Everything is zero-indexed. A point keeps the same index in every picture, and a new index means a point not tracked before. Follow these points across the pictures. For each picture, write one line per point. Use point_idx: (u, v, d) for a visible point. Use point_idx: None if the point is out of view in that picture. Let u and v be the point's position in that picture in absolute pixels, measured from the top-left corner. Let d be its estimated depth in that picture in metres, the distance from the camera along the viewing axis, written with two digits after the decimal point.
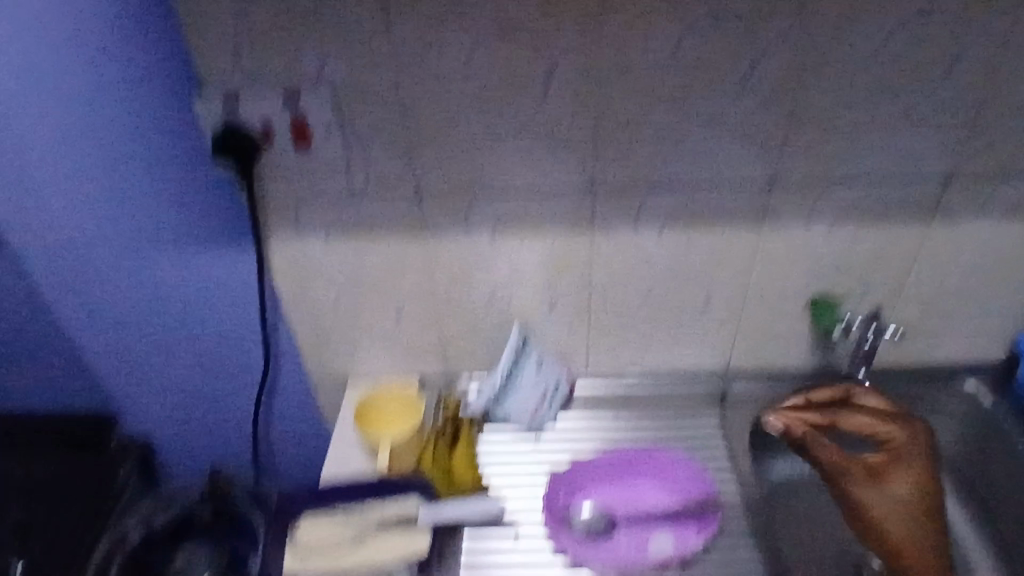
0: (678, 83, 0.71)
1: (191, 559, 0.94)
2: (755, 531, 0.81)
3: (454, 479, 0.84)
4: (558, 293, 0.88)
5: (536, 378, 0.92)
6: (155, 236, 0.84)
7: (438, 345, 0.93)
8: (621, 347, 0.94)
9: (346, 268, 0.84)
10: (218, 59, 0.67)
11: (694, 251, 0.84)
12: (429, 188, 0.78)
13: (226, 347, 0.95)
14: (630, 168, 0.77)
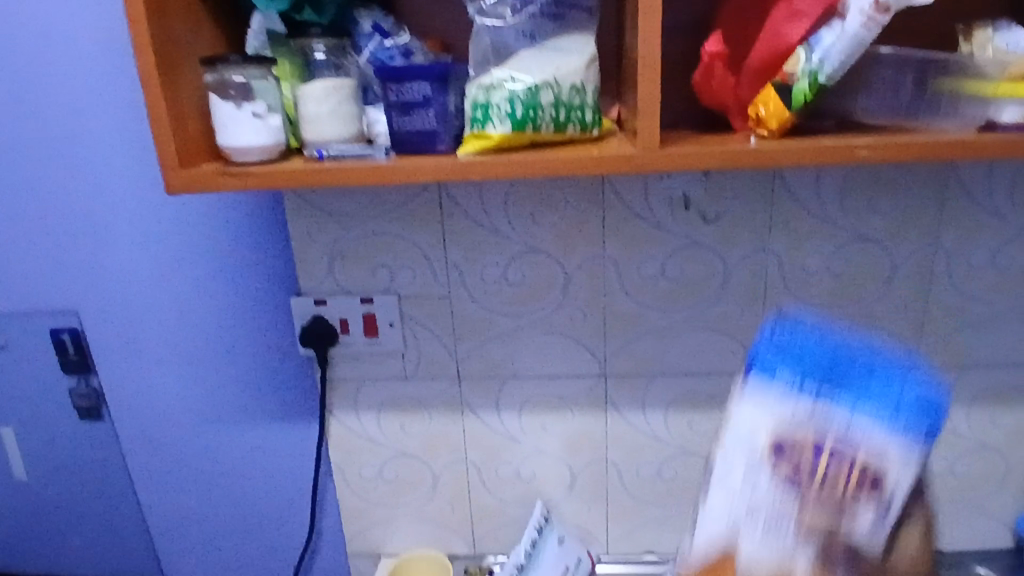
0: (669, 292, 0.90)
1: None
2: None
3: None
4: (576, 470, 0.99)
5: (558, 554, 0.96)
6: (238, 411, 1.00)
7: (467, 521, 1.02)
8: (636, 527, 1.02)
9: (393, 444, 0.98)
10: (314, 270, 0.89)
11: (694, 431, 0.97)
12: (468, 373, 0.94)
13: (273, 511, 1.05)
14: (635, 359, 0.93)
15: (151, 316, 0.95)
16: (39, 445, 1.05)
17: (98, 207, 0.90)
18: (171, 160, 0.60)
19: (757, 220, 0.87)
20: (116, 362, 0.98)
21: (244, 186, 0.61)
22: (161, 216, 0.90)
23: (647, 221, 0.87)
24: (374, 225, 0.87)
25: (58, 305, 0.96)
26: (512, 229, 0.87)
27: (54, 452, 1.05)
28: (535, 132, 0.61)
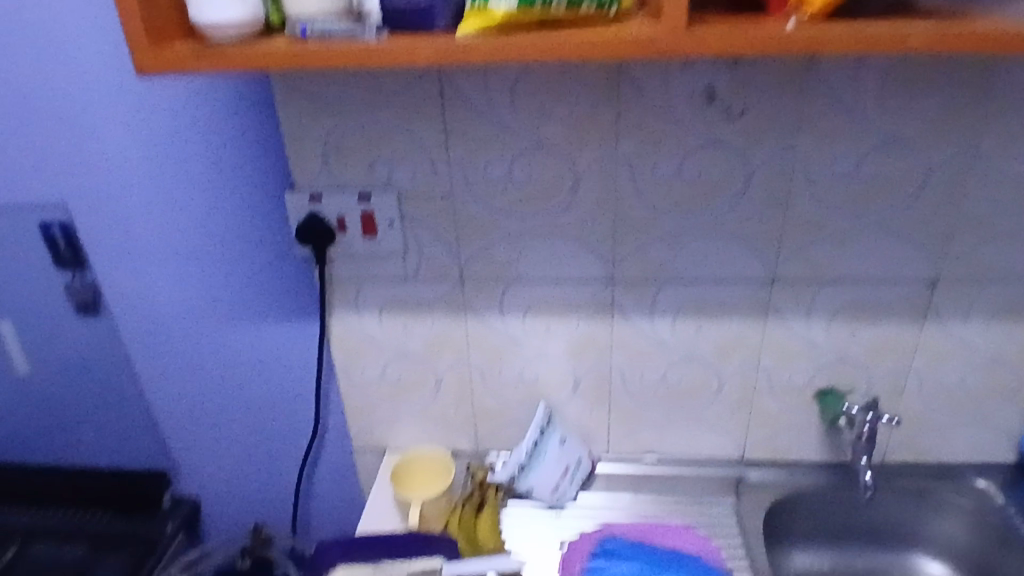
0: (684, 195, 0.85)
1: None
2: None
3: (475, 539, 0.91)
4: (581, 375, 0.98)
5: (559, 454, 0.97)
6: (240, 309, 0.98)
7: (470, 421, 1.03)
8: (637, 431, 1.03)
9: (395, 344, 0.97)
10: (309, 164, 0.84)
11: (701, 338, 0.95)
12: (472, 275, 0.91)
13: (281, 408, 1.06)
14: (645, 264, 0.90)
15: (141, 210, 0.92)
16: (47, 337, 1.06)
17: (78, 92, 0.84)
18: (139, 36, 0.54)
19: (785, 116, 0.80)
20: (111, 257, 0.96)
21: (221, 68, 0.55)
22: (144, 103, 0.84)
23: (665, 116, 0.80)
24: (370, 116, 0.81)
25: (45, 197, 0.92)
26: (518, 123, 0.81)
27: (61, 345, 1.06)
28: (544, 9, 0.54)
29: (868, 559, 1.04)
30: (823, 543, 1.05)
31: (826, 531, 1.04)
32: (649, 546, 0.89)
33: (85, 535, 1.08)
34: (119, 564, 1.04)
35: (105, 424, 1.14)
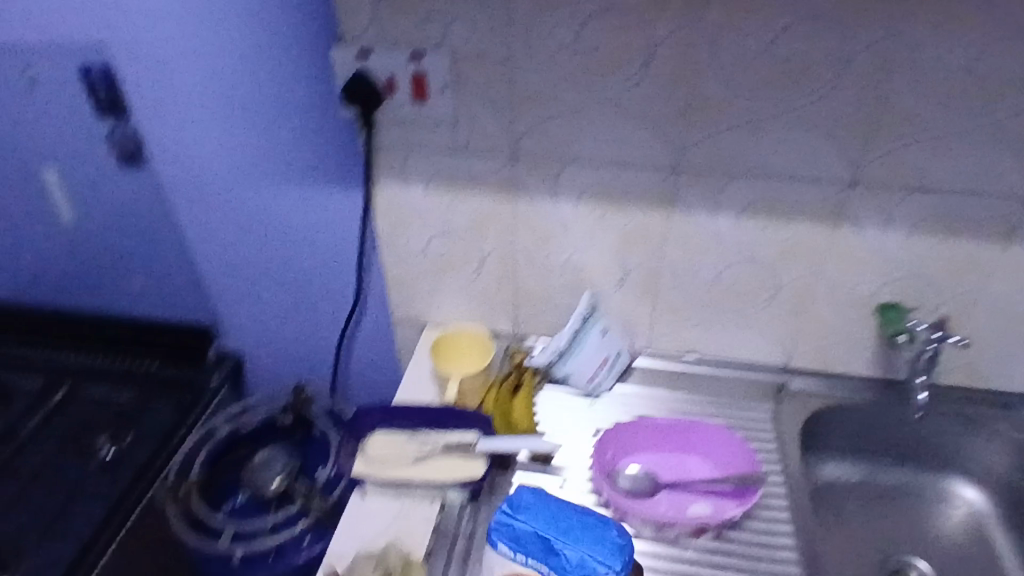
0: (769, 75, 0.76)
1: (269, 456, 1.00)
2: (801, 522, 0.82)
3: (511, 418, 0.91)
4: (630, 267, 0.94)
5: (600, 344, 0.95)
6: (283, 169, 0.95)
7: (512, 304, 1.01)
8: (682, 328, 0.99)
9: (440, 218, 0.94)
10: (359, 15, 0.80)
11: (764, 239, 0.89)
12: (526, 151, 0.86)
13: (322, 274, 1.05)
14: (713, 153, 0.82)
15: (177, 55, 0.86)
16: (104, 184, 1.07)
17: None
18: None
19: None
20: (148, 105, 0.91)
21: None
22: None
23: None
24: None
25: (84, 36, 0.88)
26: None
27: (116, 193, 1.08)
28: None
29: (898, 474, 1.04)
30: (856, 457, 1.03)
31: (860, 446, 1.03)
32: (550, 517, 0.71)
33: (140, 381, 1.16)
34: (169, 411, 1.11)
35: (158, 276, 1.17)
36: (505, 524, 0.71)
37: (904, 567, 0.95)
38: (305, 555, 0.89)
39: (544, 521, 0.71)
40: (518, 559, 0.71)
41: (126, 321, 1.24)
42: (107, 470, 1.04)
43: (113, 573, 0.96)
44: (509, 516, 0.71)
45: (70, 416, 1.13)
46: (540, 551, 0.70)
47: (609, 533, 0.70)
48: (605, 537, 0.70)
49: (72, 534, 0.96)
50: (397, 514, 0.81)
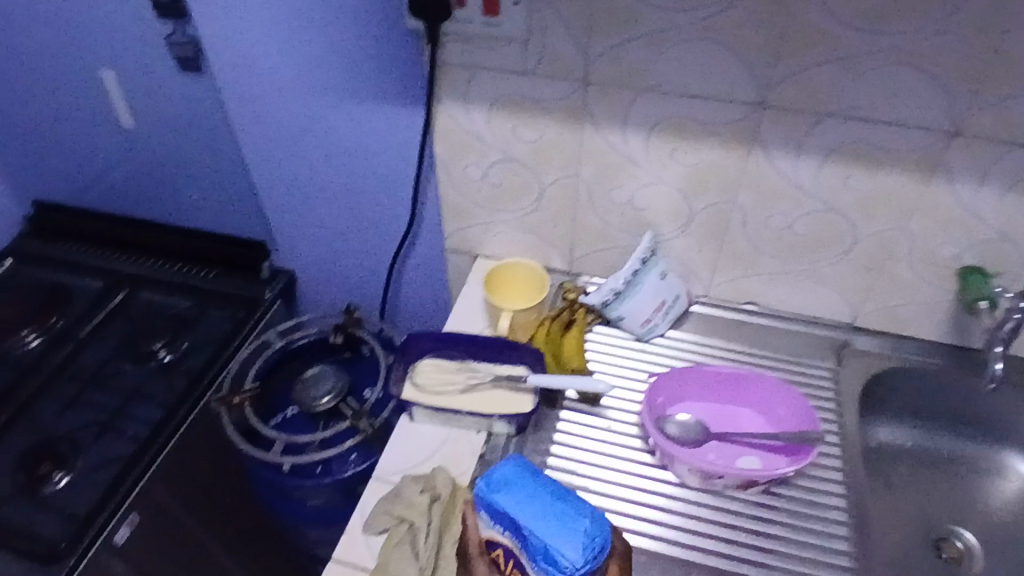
0: (879, 5, 0.69)
1: (320, 373, 1.03)
2: (852, 485, 0.80)
3: (560, 357, 0.89)
4: (696, 208, 0.90)
5: (658, 287, 0.92)
6: (344, 86, 0.91)
7: (569, 239, 0.98)
8: (745, 277, 0.95)
9: (501, 145, 0.90)
10: None
11: (846, 188, 0.83)
12: (599, 77, 0.81)
13: (378, 196, 1.03)
14: (804, 90, 0.76)
15: None
16: (165, 90, 1.06)
17: None
18: None
19: None
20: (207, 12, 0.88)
21: None
22: None
23: None
24: None
25: None
26: None
27: (177, 100, 1.07)
28: None
29: (952, 442, 0.97)
30: (908, 420, 0.97)
31: (918, 411, 0.97)
32: (530, 498, 0.63)
33: (197, 290, 1.20)
34: (225, 321, 1.15)
35: (215, 188, 1.17)
36: (483, 496, 0.64)
37: (947, 536, 0.90)
38: (352, 471, 0.95)
39: (518, 503, 0.63)
40: (496, 531, 0.65)
41: (185, 231, 1.26)
42: (164, 370, 1.11)
43: (169, 470, 1.01)
44: (486, 491, 0.64)
45: (132, 322, 1.17)
46: (512, 529, 0.63)
47: (584, 527, 0.61)
48: (579, 531, 0.61)
49: (134, 432, 1.02)
50: (443, 441, 0.83)
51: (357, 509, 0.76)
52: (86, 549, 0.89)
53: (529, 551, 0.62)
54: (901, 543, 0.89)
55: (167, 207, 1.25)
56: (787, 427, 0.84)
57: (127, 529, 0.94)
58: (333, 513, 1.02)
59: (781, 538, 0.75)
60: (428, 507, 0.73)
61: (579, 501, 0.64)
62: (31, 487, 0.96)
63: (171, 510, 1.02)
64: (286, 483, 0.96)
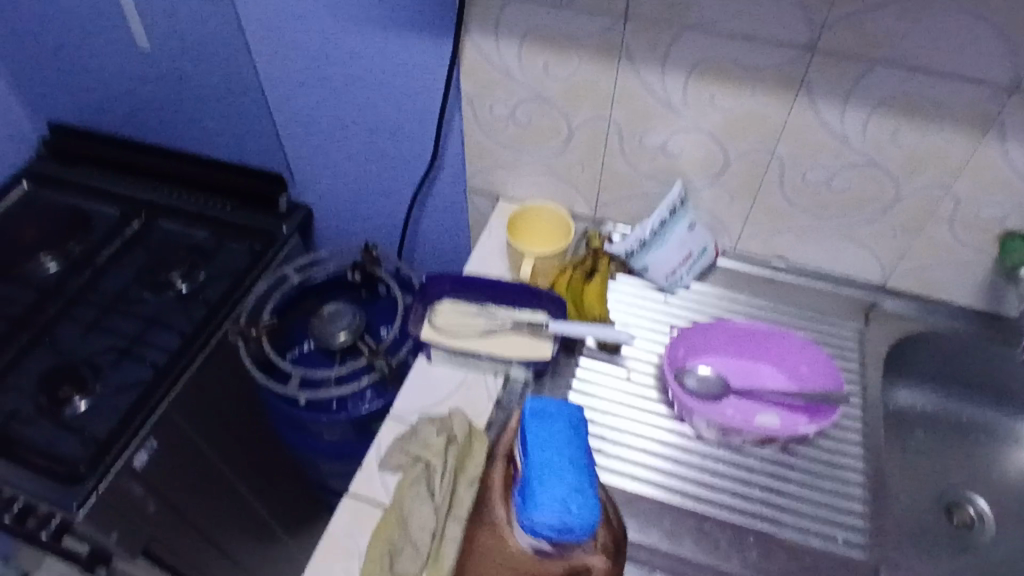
0: None
1: (338, 311, 1.02)
2: (871, 447, 0.79)
3: (581, 306, 0.87)
4: (731, 158, 0.86)
5: (686, 238, 0.89)
6: (368, 12, 0.87)
7: (595, 185, 0.95)
8: (775, 232, 0.92)
9: (530, 82, 0.86)
10: None
11: (892, 144, 0.79)
12: (639, 12, 0.76)
13: (401, 131, 1.00)
14: (858, 34, 0.71)
15: None
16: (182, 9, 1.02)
17: None
18: None
19: None
20: None
21: None
22: None
23: None
24: None
25: None
26: None
27: (194, 22, 1.03)
28: None
29: (975, 410, 0.95)
30: (931, 385, 0.95)
31: (942, 375, 0.94)
32: (547, 443, 0.61)
33: (214, 221, 1.19)
34: (243, 254, 1.15)
35: (232, 116, 1.14)
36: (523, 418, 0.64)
37: (960, 503, 0.90)
38: (366, 409, 0.96)
39: (540, 444, 0.61)
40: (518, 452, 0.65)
41: (199, 160, 1.24)
42: (183, 301, 1.11)
43: (188, 399, 1.02)
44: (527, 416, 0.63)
45: (150, 250, 1.17)
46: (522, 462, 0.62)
47: (572, 501, 0.58)
48: (563, 500, 0.58)
49: (152, 360, 1.02)
50: (460, 383, 0.82)
51: (373, 446, 0.76)
52: (106, 473, 0.90)
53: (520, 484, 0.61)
54: (914, 505, 0.89)
55: (183, 136, 1.22)
56: (810, 387, 0.82)
57: (146, 454, 0.95)
58: (345, 447, 1.03)
59: (796, 497, 0.74)
60: (444, 448, 0.73)
61: (591, 479, 0.59)
62: (51, 409, 0.97)
63: (189, 436, 1.04)
64: (301, 417, 0.97)
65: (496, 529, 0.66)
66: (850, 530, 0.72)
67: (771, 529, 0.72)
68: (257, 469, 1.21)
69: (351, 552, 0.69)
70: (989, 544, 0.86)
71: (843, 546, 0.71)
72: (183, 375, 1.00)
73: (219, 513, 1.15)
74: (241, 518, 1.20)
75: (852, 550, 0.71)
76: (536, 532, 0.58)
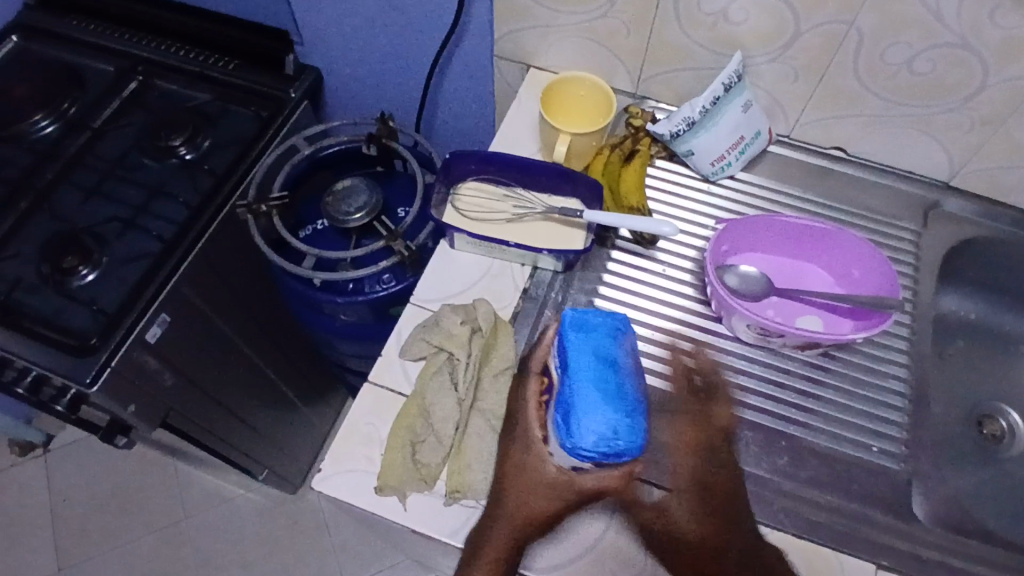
0: None
1: (352, 187, 0.95)
2: (912, 356, 0.76)
3: (619, 194, 0.80)
4: (801, 30, 0.74)
5: (739, 119, 0.79)
6: None
7: (640, 55, 0.83)
8: (838, 118, 0.83)
9: None
10: None
11: (993, 22, 0.67)
12: None
13: None
14: None
15: None
16: None
17: None
18: None
19: None
20: None
21: None
22: None
23: None
24: None
25: None
26: None
27: None
28: None
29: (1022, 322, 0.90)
30: (982, 294, 0.89)
31: (995, 284, 0.88)
32: (596, 358, 0.54)
33: (217, 81, 1.08)
34: (249, 120, 1.06)
35: None
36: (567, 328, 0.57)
37: (992, 416, 0.88)
38: (384, 292, 0.92)
39: (587, 366, 0.54)
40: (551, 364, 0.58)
41: (195, 10, 1.11)
42: (187, 168, 1.03)
43: (198, 275, 0.98)
44: (572, 327, 0.56)
45: (147, 113, 1.07)
46: (561, 375, 0.55)
47: (620, 425, 0.52)
48: (613, 425, 0.52)
49: (158, 232, 0.97)
50: (484, 273, 0.77)
51: (393, 334, 0.73)
52: (117, 348, 0.88)
53: (559, 402, 0.54)
54: (948, 417, 0.86)
55: None
56: (858, 290, 0.77)
57: (158, 329, 0.93)
58: (360, 329, 1.00)
59: (832, 403, 0.72)
60: (469, 339, 0.70)
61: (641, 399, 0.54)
62: (57, 279, 0.93)
63: (201, 311, 1.00)
64: (316, 298, 0.94)
65: (533, 442, 0.63)
66: (885, 441, 0.71)
67: (805, 436, 0.70)
68: (271, 344, 1.20)
69: (371, 439, 0.67)
70: (1018, 458, 0.85)
71: (878, 456, 0.70)
72: (192, 251, 0.94)
73: (237, 386, 1.15)
74: (259, 391, 1.21)
75: (886, 460, 0.70)
76: (578, 459, 0.52)
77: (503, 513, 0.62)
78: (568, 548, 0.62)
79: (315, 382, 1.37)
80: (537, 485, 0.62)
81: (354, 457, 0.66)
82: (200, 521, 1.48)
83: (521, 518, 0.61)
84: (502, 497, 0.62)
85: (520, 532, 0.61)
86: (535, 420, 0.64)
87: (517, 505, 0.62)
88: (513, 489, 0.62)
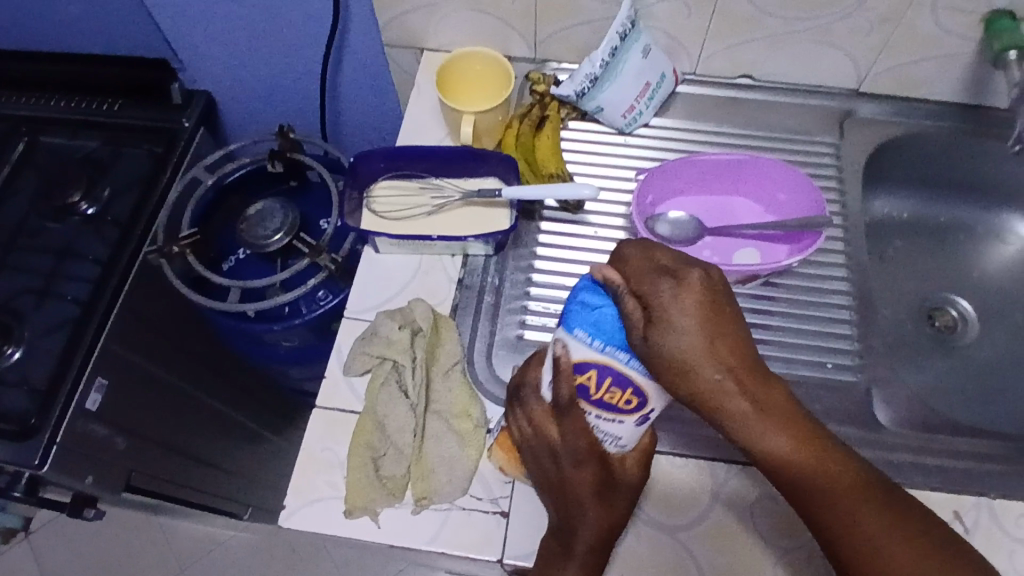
0: None
1: (264, 209, 0.94)
2: (852, 267, 0.77)
3: (536, 165, 0.78)
4: None
5: (641, 66, 0.77)
6: None
7: (532, 19, 0.81)
8: (739, 46, 0.82)
9: None
10: None
11: None
12: None
13: None
14: None
15: None
16: None
17: None
18: None
19: None
20: None
21: None
22: None
23: None
24: None
25: None
26: None
27: None
28: None
29: (951, 210, 0.91)
30: (910, 191, 0.91)
31: (918, 178, 0.89)
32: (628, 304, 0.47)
33: (104, 126, 1.02)
34: (146, 161, 1.00)
35: None
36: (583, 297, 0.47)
37: (941, 306, 0.89)
38: (322, 309, 0.90)
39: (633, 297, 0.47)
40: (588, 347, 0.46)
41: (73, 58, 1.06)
42: (90, 224, 0.97)
43: (127, 330, 0.93)
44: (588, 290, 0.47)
45: (40, 172, 1.01)
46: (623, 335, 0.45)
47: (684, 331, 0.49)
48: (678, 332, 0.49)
49: (74, 295, 0.92)
50: (416, 271, 0.75)
51: (334, 353, 0.70)
52: (58, 422, 0.83)
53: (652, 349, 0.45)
54: (899, 317, 0.87)
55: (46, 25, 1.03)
56: (787, 213, 0.77)
57: (98, 394, 0.88)
58: (307, 351, 0.97)
59: (782, 330, 0.72)
60: (410, 341, 0.68)
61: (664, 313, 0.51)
62: None
63: (139, 367, 0.96)
64: (254, 330, 0.91)
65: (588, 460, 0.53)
66: (839, 355, 0.71)
67: None
68: (222, 382, 1.16)
69: (332, 465, 0.65)
70: (972, 343, 0.86)
71: (835, 372, 0.70)
72: (114, 308, 0.90)
73: (196, 432, 1.11)
74: (223, 431, 1.18)
75: (844, 374, 0.70)
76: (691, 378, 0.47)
77: (582, 539, 0.56)
78: (639, 527, 0.62)
79: (280, 410, 1.33)
80: (612, 495, 0.56)
81: (317, 487, 0.64)
82: (197, 571, 1.44)
83: (607, 533, 0.56)
84: (574, 521, 0.56)
85: (604, 541, 0.56)
86: (585, 438, 0.52)
87: (597, 525, 0.56)
88: (585, 513, 0.56)
